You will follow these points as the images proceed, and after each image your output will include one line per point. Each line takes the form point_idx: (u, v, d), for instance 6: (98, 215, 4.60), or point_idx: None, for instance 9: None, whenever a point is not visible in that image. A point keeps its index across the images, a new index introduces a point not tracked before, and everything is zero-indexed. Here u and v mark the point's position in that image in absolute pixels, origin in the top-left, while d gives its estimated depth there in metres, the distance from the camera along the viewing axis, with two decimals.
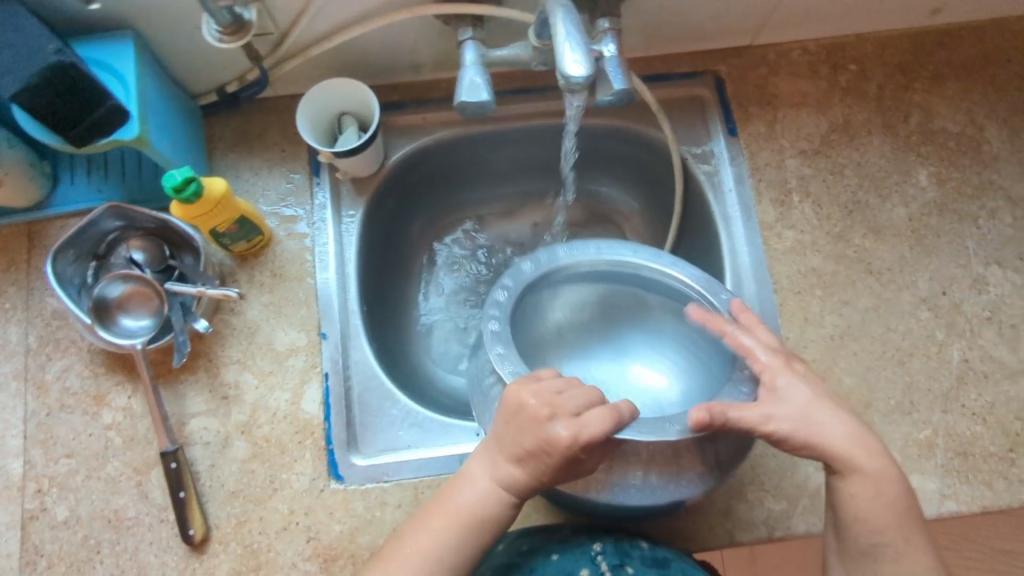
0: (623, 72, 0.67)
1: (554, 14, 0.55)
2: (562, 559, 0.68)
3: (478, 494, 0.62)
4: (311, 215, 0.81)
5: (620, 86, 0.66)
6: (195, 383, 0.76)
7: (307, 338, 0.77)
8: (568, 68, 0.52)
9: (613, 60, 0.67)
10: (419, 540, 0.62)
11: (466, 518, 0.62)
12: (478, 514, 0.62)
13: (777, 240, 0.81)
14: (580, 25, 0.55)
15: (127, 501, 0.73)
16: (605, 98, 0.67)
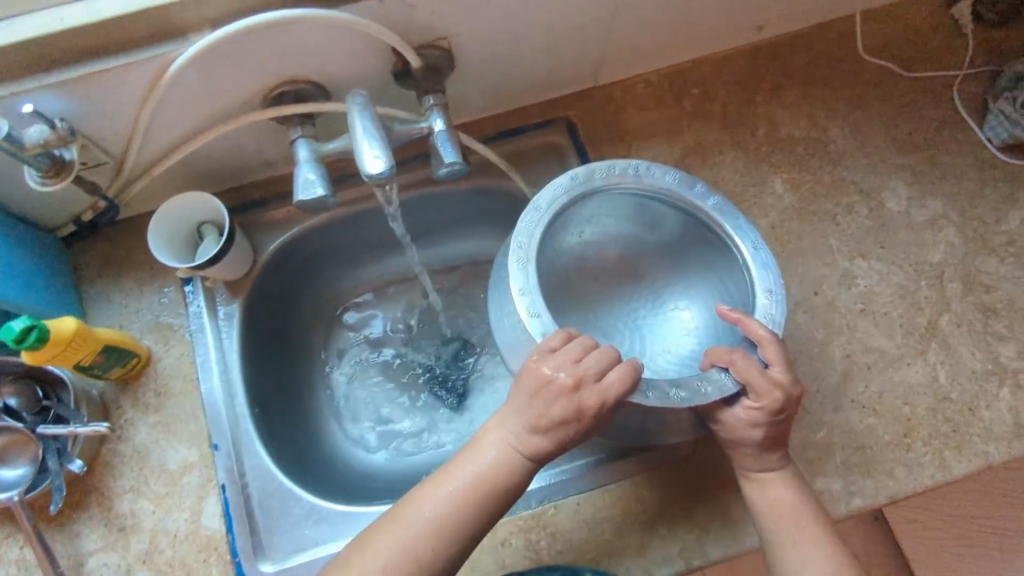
0: (454, 145, 0.69)
1: (351, 113, 0.58)
2: None
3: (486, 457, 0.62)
4: (188, 326, 0.81)
5: (453, 160, 0.67)
6: (89, 520, 0.74)
7: (198, 453, 0.76)
8: (368, 166, 0.54)
9: (443, 133, 0.69)
10: (427, 509, 0.60)
11: (465, 486, 0.61)
12: (484, 482, 0.61)
13: None
14: (377, 120, 0.58)
15: None
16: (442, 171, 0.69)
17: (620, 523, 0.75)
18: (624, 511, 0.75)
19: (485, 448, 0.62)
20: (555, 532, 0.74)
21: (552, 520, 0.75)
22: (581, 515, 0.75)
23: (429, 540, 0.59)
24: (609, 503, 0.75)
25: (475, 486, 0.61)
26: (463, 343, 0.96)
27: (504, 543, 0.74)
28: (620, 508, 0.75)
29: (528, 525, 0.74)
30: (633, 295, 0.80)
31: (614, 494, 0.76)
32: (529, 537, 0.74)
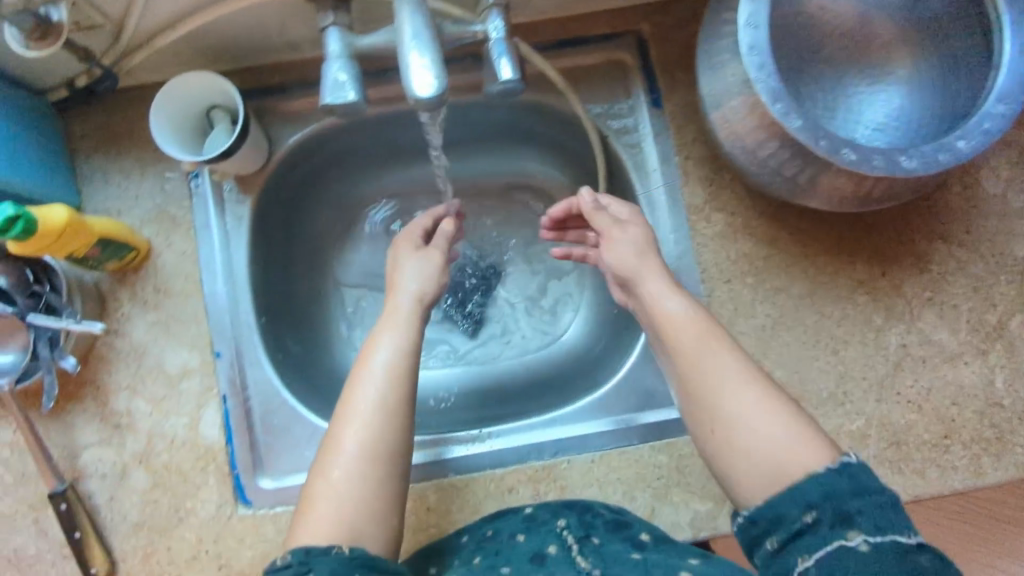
0: (512, 57, 0.57)
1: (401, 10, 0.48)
2: (526, 538, 0.62)
3: (393, 351, 0.60)
4: (191, 221, 0.73)
5: (510, 78, 0.56)
6: (85, 414, 0.71)
7: (199, 359, 0.72)
8: (416, 85, 0.45)
9: (500, 43, 0.58)
10: (362, 393, 0.58)
11: (383, 389, 0.58)
12: (393, 382, 0.59)
13: (705, 224, 0.74)
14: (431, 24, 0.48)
15: (25, 540, 0.70)
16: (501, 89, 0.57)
17: (632, 485, 0.72)
18: (639, 475, 0.72)
19: (375, 357, 0.60)
20: (563, 486, 0.72)
21: (563, 475, 0.72)
22: (593, 473, 0.72)
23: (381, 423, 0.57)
24: (626, 465, 0.72)
25: (393, 380, 0.59)
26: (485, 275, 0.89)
27: (512, 492, 0.72)
28: (634, 471, 0.72)
29: (538, 476, 0.72)
30: (848, 69, 0.71)
31: (633, 457, 0.72)
32: (536, 488, 0.72)
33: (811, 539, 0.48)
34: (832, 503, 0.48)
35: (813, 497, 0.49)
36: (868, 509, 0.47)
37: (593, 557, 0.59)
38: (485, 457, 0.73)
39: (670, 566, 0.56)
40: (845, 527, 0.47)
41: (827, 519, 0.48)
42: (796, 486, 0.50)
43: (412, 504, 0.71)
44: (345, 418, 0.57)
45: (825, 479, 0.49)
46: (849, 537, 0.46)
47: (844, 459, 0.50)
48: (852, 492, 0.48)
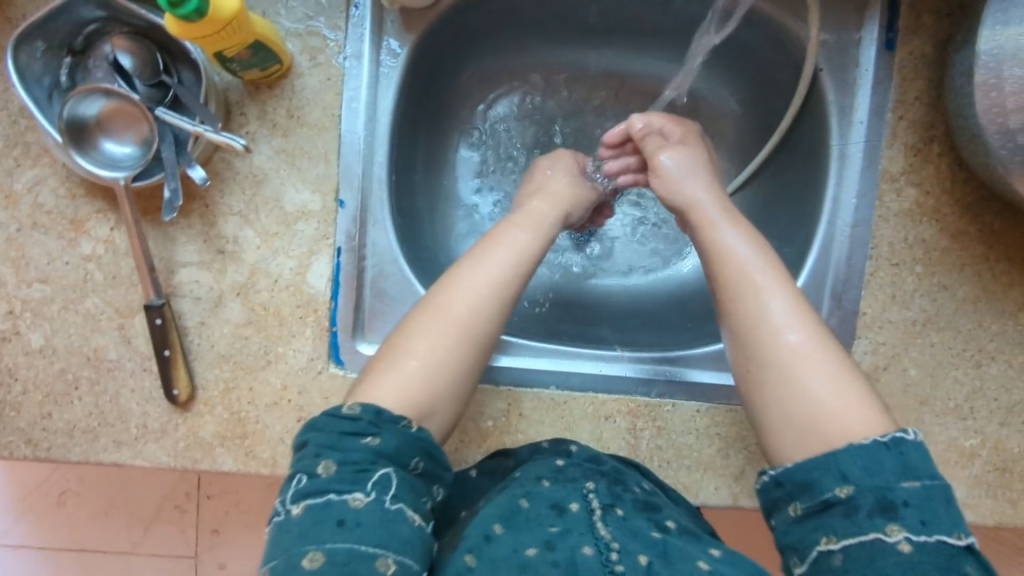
0: None
1: None
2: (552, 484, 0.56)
3: (513, 240, 0.62)
4: (342, 47, 0.64)
5: None
6: (188, 230, 0.65)
7: (321, 203, 0.66)
8: None
9: None
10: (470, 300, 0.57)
11: (499, 268, 0.59)
12: (515, 262, 0.61)
13: (894, 197, 0.67)
14: None
15: (108, 342, 0.67)
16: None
17: (728, 443, 0.69)
18: (739, 435, 0.69)
19: (506, 236, 0.62)
20: (661, 427, 0.69)
21: (664, 417, 0.69)
22: (693, 423, 0.69)
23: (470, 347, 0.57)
24: (728, 422, 0.69)
25: (514, 263, 0.60)
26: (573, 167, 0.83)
27: (608, 420, 0.69)
28: (735, 430, 0.69)
29: (639, 411, 0.69)
30: None
31: (738, 417, 0.69)
32: (634, 423, 0.69)
33: (848, 520, 0.47)
34: (876, 486, 0.47)
35: (859, 477, 0.47)
36: (917, 500, 0.46)
37: (614, 528, 0.52)
38: (575, 378, 0.70)
39: (692, 555, 0.51)
40: (886, 519, 0.46)
41: (868, 504, 0.46)
42: (835, 455, 0.49)
43: (507, 407, 0.68)
44: (445, 302, 0.57)
45: (873, 455, 0.48)
46: (887, 532, 0.45)
47: (897, 433, 0.49)
48: (902, 480, 0.47)
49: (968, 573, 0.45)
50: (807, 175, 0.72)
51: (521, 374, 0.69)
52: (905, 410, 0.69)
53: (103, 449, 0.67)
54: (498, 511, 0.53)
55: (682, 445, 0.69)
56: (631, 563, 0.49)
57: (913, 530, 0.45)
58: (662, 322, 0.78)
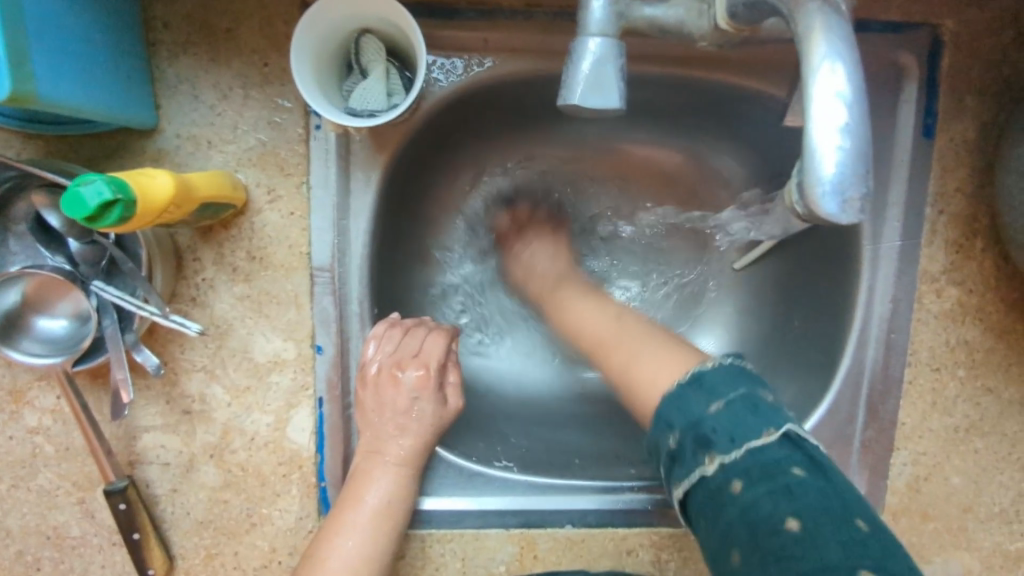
0: (864, 184, 0.28)
1: (807, 17, 0.29)
2: None
3: (386, 487, 0.56)
4: (307, 176, 0.56)
5: (843, 211, 0.28)
6: (148, 391, 0.58)
7: (296, 350, 0.58)
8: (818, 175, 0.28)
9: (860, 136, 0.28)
10: (340, 546, 0.54)
11: (366, 537, 0.55)
12: (381, 527, 0.56)
13: (934, 298, 0.61)
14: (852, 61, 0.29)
15: (68, 519, 0.59)
16: (800, 206, 0.30)
17: None
18: None
19: (368, 489, 0.56)
20: (688, 558, 0.64)
21: (691, 546, 0.63)
22: None
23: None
24: None
25: (379, 524, 0.55)
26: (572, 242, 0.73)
27: (631, 555, 0.63)
28: None
29: (664, 543, 0.63)
30: None
31: None
32: (659, 555, 0.63)
33: (680, 464, 0.48)
34: (693, 428, 0.47)
35: (678, 422, 0.48)
36: (723, 422, 0.46)
37: None
38: (594, 515, 0.63)
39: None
40: (706, 452, 0.47)
41: (689, 444, 0.47)
42: (658, 411, 0.50)
43: (520, 550, 0.62)
44: (315, 563, 0.54)
45: (682, 395, 0.49)
46: (707, 462, 0.46)
47: (699, 365, 0.50)
48: (709, 406, 0.47)
49: (788, 466, 0.45)
50: None
51: (535, 513, 0.62)
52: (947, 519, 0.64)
53: None
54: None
55: None
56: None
57: (726, 451, 0.46)
58: None
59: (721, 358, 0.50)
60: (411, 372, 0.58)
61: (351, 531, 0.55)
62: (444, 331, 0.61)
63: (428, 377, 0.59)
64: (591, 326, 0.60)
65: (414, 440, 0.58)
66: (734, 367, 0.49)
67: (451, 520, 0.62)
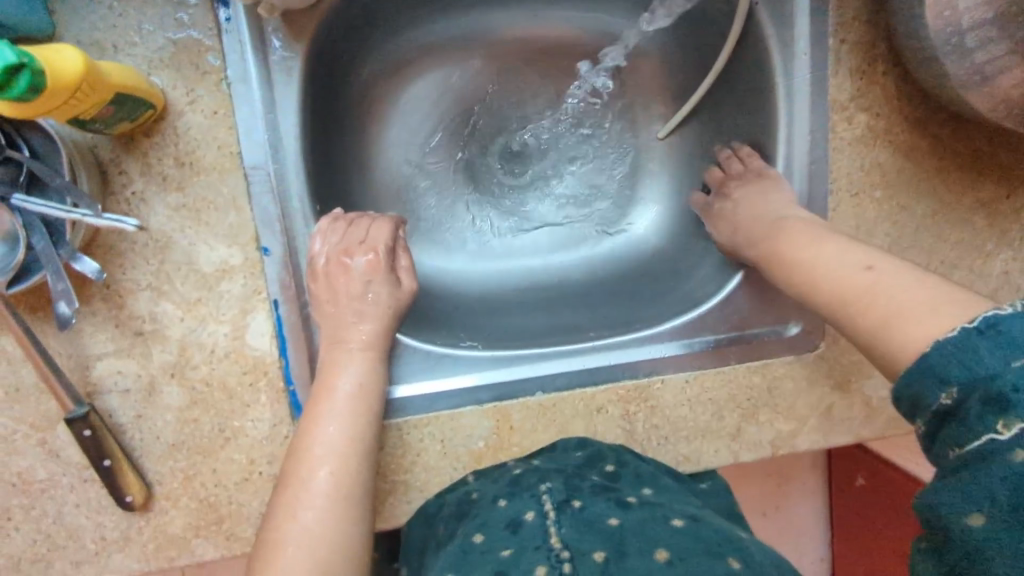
0: None
1: None
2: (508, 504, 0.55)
3: (359, 372, 0.58)
4: (224, 72, 0.54)
5: None
6: (94, 318, 0.56)
7: (242, 256, 0.57)
8: None
9: None
10: (319, 433, 0.54)
11: (346, 422, 0.55)
12: (359, 409, 0.56)
13: (846, 126, 0.65)
14: None
15: (32, 462, 0.58)
16: None
17: (722, 406, 0.68)
18: (730, 396, 0.68)
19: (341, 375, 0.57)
20: (655, 407, 0.67)
21: (656, 395, 0.67)
22: (686, 394, 0.67)
23: (342, 466, 0.54)
24: (719, 384, 0.67)
25: (355, 407, 0.56)
26: (507, 137, 0.80)
27: (601, 412, 0.66)
28: (727, 392, 0.68)
29: (630, 396, 0.66)
30: None
31: (728, 377, 0.67)
32: (628, 409, 0.66)
33: (959, 428, 0.37)
34: (982, 377, 0.37)
35: (957, 375, 0.38)
36: (1023, 375, 0.35)
37: (567, 529, 0.50)
38: (562, 378, 0.66)
39: (653, 545, 0.48)
40: (995, 412, 0.35)
41: (977, 404, 0.37)
42: (925, 362, 0.41)
43: (496, 424, 0.64)
44: (302, 454, 0.54)
45: (966, 347, 0.39)
46: (1000, 428, 0.35)
47: (987, 314, 0.39)
48: (1009, 361, 0.36)
49: None
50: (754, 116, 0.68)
51: (506, 385, 0.65)
52: None
53: None
54: (453, 560, 0.50)
55: (677, 418, 0.67)
56: (587, 565, 0.46)
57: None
58: (625, 286, 0.77)
59: (1023, 305, 0.39)
60: (360, 258, 0.61)
61: (330, 420, 0.55)
62: (387, 219, 0.65)
63: (378, 261, 0.62)
64: (846, 281, 0.52)
65: (377, 325, 0.60)
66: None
67: (425, 405, 0.63)
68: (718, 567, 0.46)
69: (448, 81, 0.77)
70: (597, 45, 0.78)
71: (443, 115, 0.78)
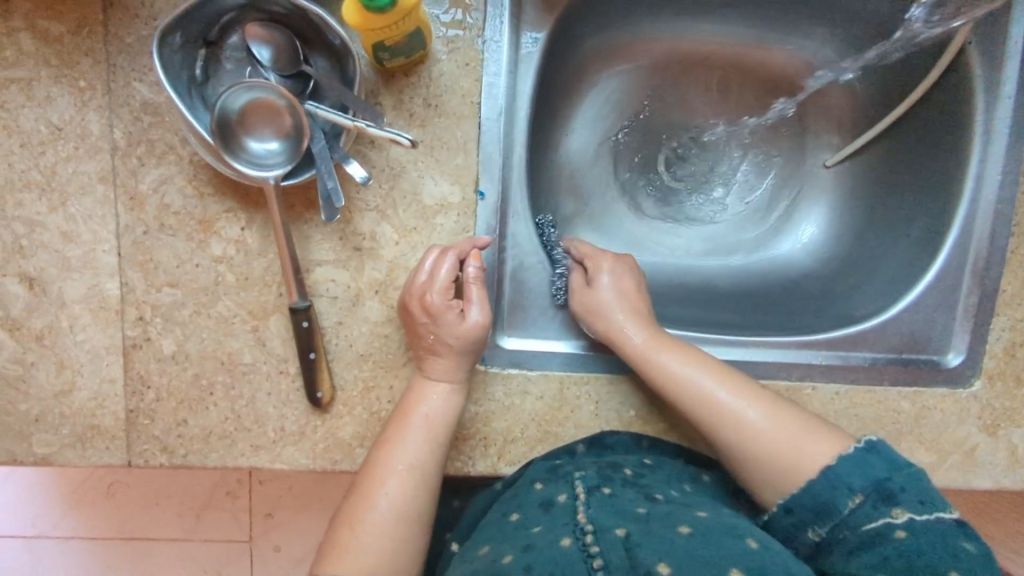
0: None
1: None
2: (544, 485, 0.60)
3: (436, 398, 0.62)
4: (483, 30, 0.62)
5: None
6: (324, 228, 0.63)
7: (461, 195, 0.63)
8: None
9: None
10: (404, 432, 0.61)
11: (427, 424, 0.61)
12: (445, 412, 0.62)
13: None
14: None
15: (241, 346, 0.64)
16: None
17: (867, 424, 0.69)
18: (877, 415, 0.69)
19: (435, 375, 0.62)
20: None
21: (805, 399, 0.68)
22: (834, 405, 0.69)
23: (418, 468, 0.60)
24: (867, 403, 0.69)
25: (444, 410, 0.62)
26: (680, 145, 0.85)
27: None
28: (875, 411, 0.69)
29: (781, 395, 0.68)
30: None
31: (876, 398, 0.69)
32: None
33: (841, 548, 0.54)
34: (875, 482, 0.55)
35: (861, 484, 0.55)
36: (909, 483, 0.54)
37: (597, 509, 0.55)
38: None
39: (676, 522, 0.52)
40: (891, 505, 0.53)
41: (874, 499, 0.54)
42: (835, 472, 0.56)
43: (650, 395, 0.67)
44: (383, 448, 0.61)
45: (864, 462, 0.56)
46: (896, 515, 0.53)
47: (868, 439, 0.57)
48: (893, 472, 0.55)
49: (958, 540, 0.51)
50: (939, 151, 0.71)
51: None
52: None
53: (240, 453, 0.66)
54: (490, 535, 0.56)
55: None
56: (607, 539, 0.50)
57: (915, 508, 0.53)
58: (779, 296, 0.79)
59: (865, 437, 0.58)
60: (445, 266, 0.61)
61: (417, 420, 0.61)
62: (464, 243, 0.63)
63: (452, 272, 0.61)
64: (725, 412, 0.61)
65: (448, 361, 0.62)
66: (887, 443, 0.58)
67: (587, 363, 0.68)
68: (735, 546, 0.49)
69: (636, 80, 0.84)
70: (787, 68, 0.83)
71: (626, 111, 0.84)
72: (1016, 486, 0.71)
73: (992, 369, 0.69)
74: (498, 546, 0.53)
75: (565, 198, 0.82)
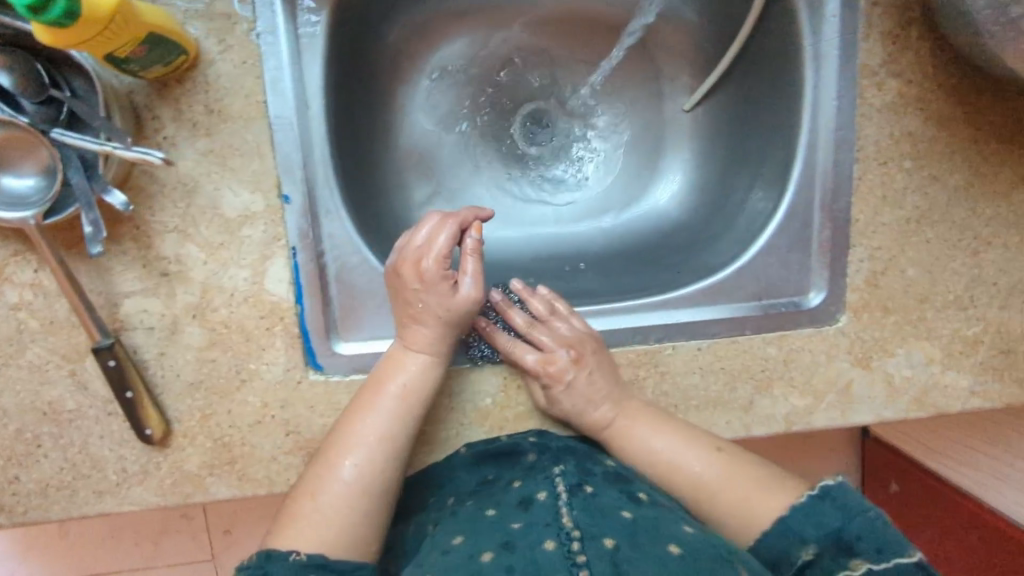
0: None
1: None
2: (521, 484, 0.58)
3: (416, 369, 0.60)
4: (252, 20, 0.56)
5: None
6: (123, 257, 0.59)
7: (264, 203, 0.59)
8: None
9: None
10: (372, 425, 0.59)
11: (395, 417, 0.59)
12: (402, 408, 0.59)
13: (876, 92, 0.63)
14: None
15: (62, 393, 0.61)
16: None
17: (734, 376, 0.66)
18: (744, 366, 0.67)
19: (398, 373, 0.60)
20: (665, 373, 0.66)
21: (666, 361, 0.66)
22: (697, 362, 0.66)
23: (381, 461, 0.58)
24: (733, 354, 0.66)
25: (401, 406, 0.59)
26: (531, 110, 0.81)
27: None
28: (741, 362, 0.66)
29: (641, 360, 0.66)
30: None
31: (741, 348, 0.66)
32: (637, 373, 0.66)
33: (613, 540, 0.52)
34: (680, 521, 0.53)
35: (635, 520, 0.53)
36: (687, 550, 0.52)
37: (578, 511, 0.51)
38: None
39: (664, 538, 0.49)
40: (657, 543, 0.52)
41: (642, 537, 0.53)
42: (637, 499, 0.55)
43: (504, 381, 0.65)
44: (343, 440, 0.58)
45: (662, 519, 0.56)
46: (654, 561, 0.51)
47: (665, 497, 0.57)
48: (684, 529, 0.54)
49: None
50: (777, 83, 0.67)
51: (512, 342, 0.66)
52: (904, 310, 0.67)
53: (84, 502, 0.63)
54: (464, 526, 0.54)
55: (688, 387, 0.66)
56: (595, 549, 0.47)
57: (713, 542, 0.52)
58: (646, 254, 0.77)
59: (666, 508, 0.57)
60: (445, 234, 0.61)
61: (380, 411, 0.59)
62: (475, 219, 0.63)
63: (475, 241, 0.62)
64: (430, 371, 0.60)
65: (432, 332, 0.60)
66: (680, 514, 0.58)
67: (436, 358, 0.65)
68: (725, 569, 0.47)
69: (473, 48, 0.79)
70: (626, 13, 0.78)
71: (467, 82, 0.79)
72: (898, 415, 0.69)
73: (855, 303, 0.67)
74: (473, 538, 0.51)
75: (415, 183, 0.78)
